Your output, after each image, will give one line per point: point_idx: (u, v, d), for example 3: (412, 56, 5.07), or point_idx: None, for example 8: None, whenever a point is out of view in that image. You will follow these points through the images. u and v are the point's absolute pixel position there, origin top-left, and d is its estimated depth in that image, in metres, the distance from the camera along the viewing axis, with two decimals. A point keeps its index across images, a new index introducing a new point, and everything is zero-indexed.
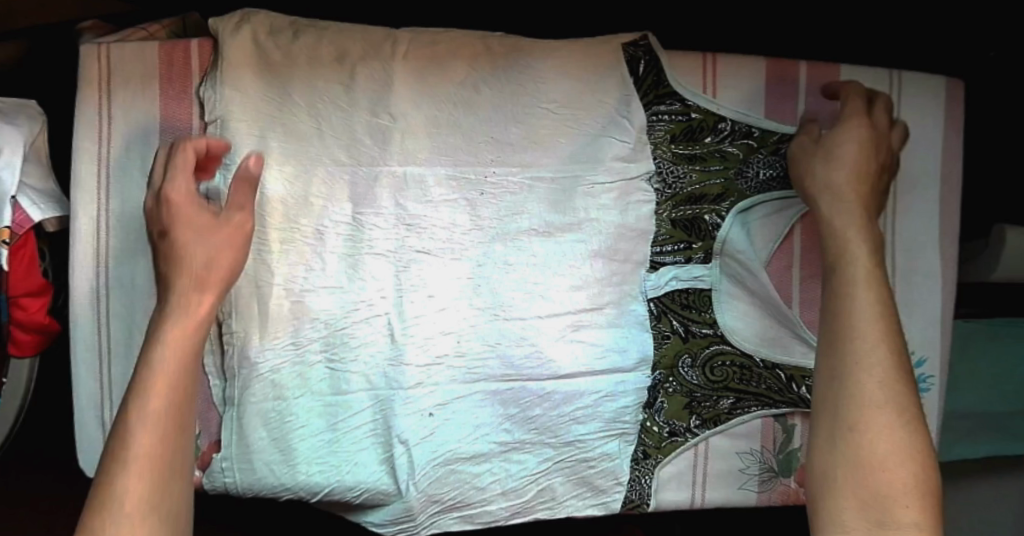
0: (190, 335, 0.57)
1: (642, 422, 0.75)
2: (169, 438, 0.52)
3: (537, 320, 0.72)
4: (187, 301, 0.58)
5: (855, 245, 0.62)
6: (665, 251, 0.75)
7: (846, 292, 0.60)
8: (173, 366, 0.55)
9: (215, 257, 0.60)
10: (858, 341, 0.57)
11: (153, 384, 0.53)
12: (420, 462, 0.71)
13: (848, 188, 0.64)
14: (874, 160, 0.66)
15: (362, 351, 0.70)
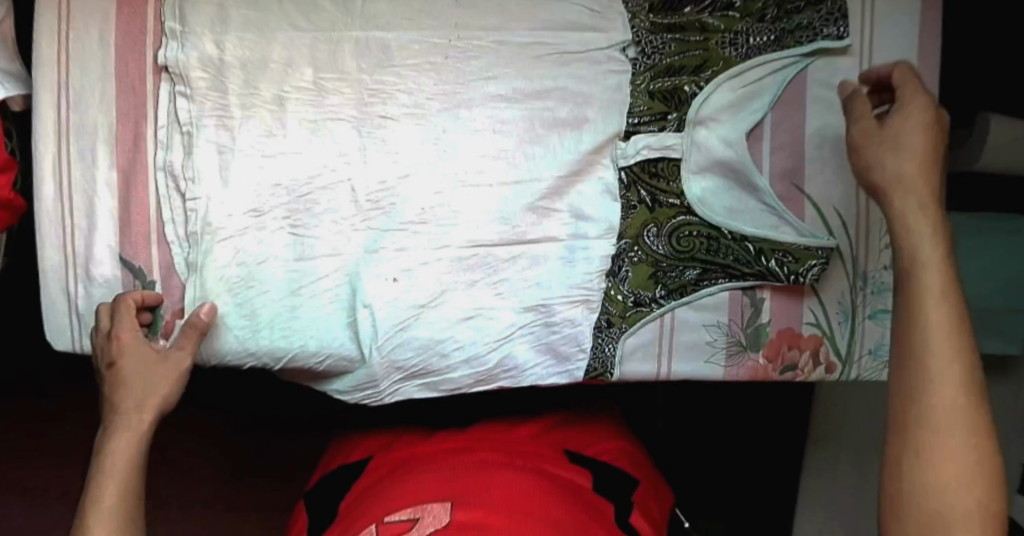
0: (138, 441, 0.67)
1: (607, 290, 0.74)
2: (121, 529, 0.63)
3: (504, 188, 0.71)
4: (130, 417, 0.67)
5: (923, 244, 0.55)
6: (642, 122, 0.73)
7: (914, 289, 0.54)
8: (120, 471, 0.65)
9: (154, 380, 0.69)
10: (925, 344, 0.52)
11: (107, 485, 0.64)
12: (385, 326, 0.72)
13: (919, 179, 0.58)
14: (939, 144, 0.60)
15: (325, 217, 0.71)
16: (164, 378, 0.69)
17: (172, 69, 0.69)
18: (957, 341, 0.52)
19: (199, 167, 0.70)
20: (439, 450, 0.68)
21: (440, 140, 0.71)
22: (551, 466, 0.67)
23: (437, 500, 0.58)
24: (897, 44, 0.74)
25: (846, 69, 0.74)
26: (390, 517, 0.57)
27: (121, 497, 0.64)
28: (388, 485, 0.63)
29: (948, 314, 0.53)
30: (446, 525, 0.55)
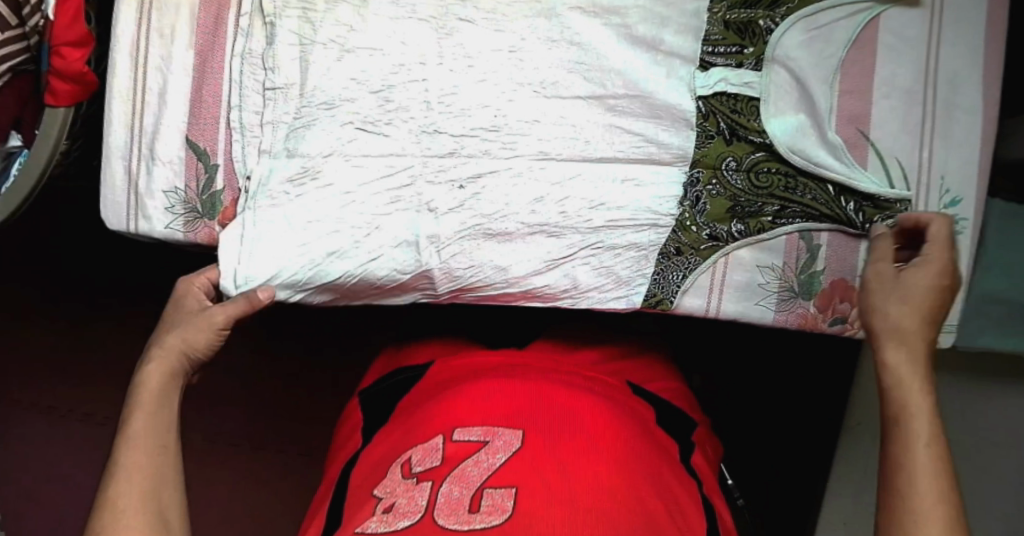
0: (165, 375, 0.65)
1: (682, 221, 0.74)
2: (154, 457, 0.60)
3: (576, 102, 0.72)
4: (161, 349, 0.66)
5: (913, 397, 0.58)
6: (717, 52, 0.73)
7: (905, 454, 0.56)
8: (153, 399, 0.63)
9: (185, 322, 0.68)
10: (911, 499, 0.54)
11: (136, 412, 0.62)
12: (449, 230, 0.72)
13: (918, 334, 0.62)
14: (940, 299, 0.65)
15: (397, 116, 0.71)
16: (199, 323, 0.67)
17: None
18: (945, 482, 0.54)
19: (281, 62, 0.72)
20: (482, 367, 0.69)
21: (517, 48, 0.71)
22: (610, 393, 0.67)
23: (509, 423, 0.60)
24: (969, 5, 0.78)
25: (917, 18, 0.79)
26: (459, 433, 0.60)
27: (152, 426, 0.62)
28: (448, 392, 0.65)
29: (935, 462, 0.55)
30: (515, 454, 0.57)
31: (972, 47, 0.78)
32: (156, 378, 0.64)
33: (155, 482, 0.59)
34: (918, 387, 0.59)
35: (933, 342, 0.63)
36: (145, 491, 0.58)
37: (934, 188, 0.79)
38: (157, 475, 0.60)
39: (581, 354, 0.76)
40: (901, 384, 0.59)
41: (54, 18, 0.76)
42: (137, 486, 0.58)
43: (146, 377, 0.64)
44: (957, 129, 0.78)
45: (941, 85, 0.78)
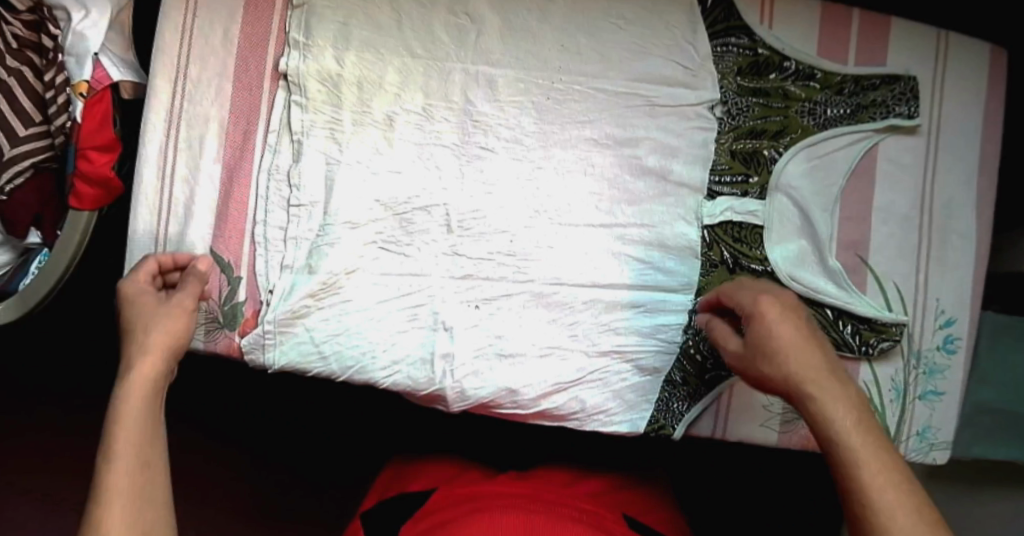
0: (137, 448, 0.55)
1: (686, 348, 0.76)
2: (139, 483, 0.53)
3: (588, 230, 0.74)
4: (143, 365, 0.59)
5: (862, 466, 0.52)
6: (724, 181, 0.76)
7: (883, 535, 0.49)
8: (128, 423, 0.56)
9: (158, 325, 0.62)
10: None
11: (118, 430, 0.55)
12: (463, 350, 0.75)
13: (826, 384, 0.57)
14: (800, 329, 0.61)
15: (418, 237, 0.74)
16: (168, 318, 0.63)
17: (290, 77, 0.73)
18: None
19: (305, 180, 0.74)
20: (500, 493, 0.71)
21: (535, 176, 0.74)
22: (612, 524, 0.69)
23: None
24: (962, 135, 0.81)
25: (914, 147, 0.80)
26: None
27: (135, 450, 0.54)
28: (461, 516, 0.66)
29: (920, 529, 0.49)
30: None
31: (967, 176, 0.81)
32: (128, 459, 0.54)
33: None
34: (876, 459, 0.52)
35: (841, 376, 0.58)
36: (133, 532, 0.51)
37: (931, 310, 0.82)
38: (148, 528, 0.52)
39: (580, 484, 0.77)
40: (842, 443, 0.54)
41: (82, 121, 0.78)
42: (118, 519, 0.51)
43: (114, 437, 0.55)
44: (950, 255, 0.82)
45: (936, 212, 0.81)
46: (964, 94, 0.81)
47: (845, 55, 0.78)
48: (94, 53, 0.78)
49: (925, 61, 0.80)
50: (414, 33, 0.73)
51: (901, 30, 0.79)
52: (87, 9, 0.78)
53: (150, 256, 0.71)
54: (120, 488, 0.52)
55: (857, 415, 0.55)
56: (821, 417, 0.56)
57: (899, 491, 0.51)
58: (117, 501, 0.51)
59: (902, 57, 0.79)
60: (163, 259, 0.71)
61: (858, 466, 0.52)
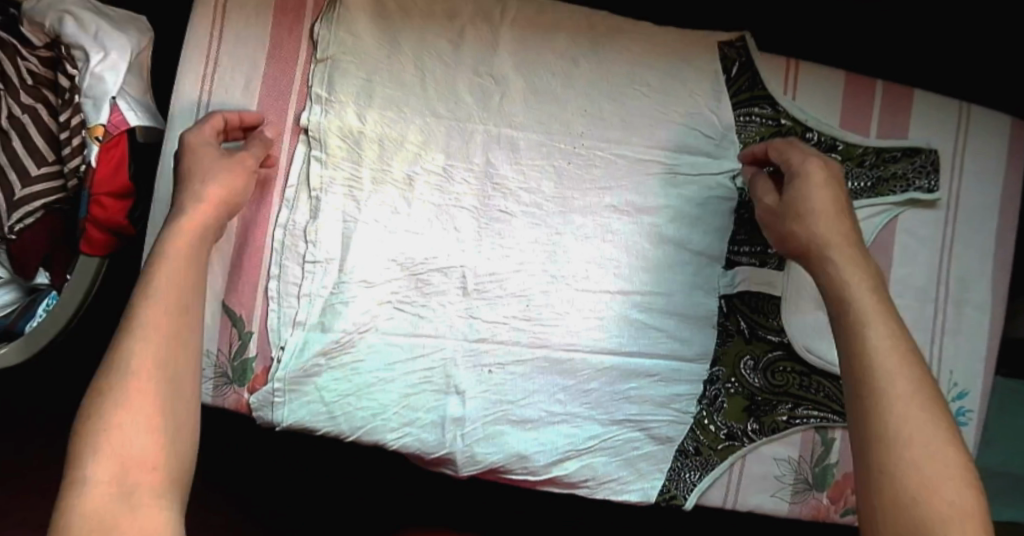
0: (162, 327, 0.57)
1: (701, 418, 0.76)
2: (168, 335, 0.57)
3: (605, 297, 0.73)
4: (172, 247, 0.61)
5: (880, 354, 0.57)
6: (742, 252, 0.75)
7: (884, 409, 0.55)
8: (166, 291, 0.59)
9: (214, 175, 0.65)
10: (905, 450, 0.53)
11: (156, 279, 0.59)
12: (475, 415, 0.74)
13: (852, 253, 0.63)
14: (843, 205, 0.65)
15: (434, 299, 0.73)
16: (225, 169, 0.66)
17: (311, 132, 0.72)
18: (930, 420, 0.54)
19: (320, 237, 0.73)
20: None
21: (554, 242, 0.73)
22: None
23: None
24: (981, 208, 0.80)
25: (933, 221, 0.79)
26: None
27: (168, 295, 0.59)
28: None
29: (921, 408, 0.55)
30: None
31: (983, 251, 0.80)
32: (152, 334, 0.56)
33: (168, 431, 0.54)
34: (895, 346, 0.57)
35: (860, 247, 0.64)
36: (157, 372, 0.55)
37: (943, 383, 0.81)
38: (173, 365, 0.56)
39: None
40: (866, 321, 0.59)
41: (95, 166, 0.76)
42: (148, 341, 0.56)
43: (140, 313, 0.57)
44: (966, 329, 0.81)
45: (953, 286, 0.80)
46: (985, 168, 0.79)
47: (866, 129, 0.77)
48: (111, 96, 0.76)
49: (947, 132, 0.78)
50: (437, 93, 0.72)
51: (924, 103, 0.77)
52: (106, 51, 0.77)
53: (212, 113, 0.70)
54: (145, 360, 0.55)
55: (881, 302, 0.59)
56: (846, 291, 0.61)
57: (909, 379, 0.56)
58: (144, 367, 0.55)
59: (923, 130, 0.77)
60: (229, 116, 0.70)
61: (873, 344, 0.58)
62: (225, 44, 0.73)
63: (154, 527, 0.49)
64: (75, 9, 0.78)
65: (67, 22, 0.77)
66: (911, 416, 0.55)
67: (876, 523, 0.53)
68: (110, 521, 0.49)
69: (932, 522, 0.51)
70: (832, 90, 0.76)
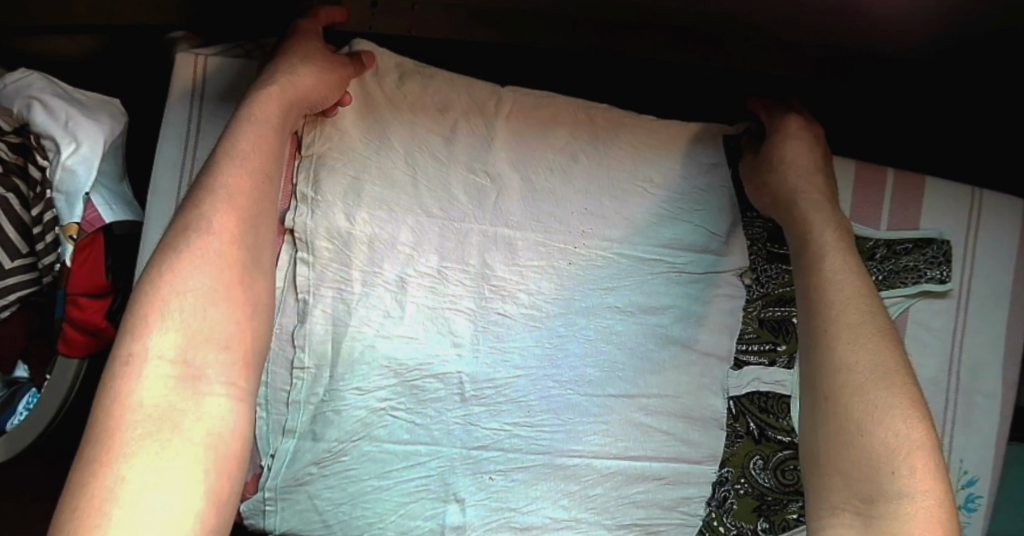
0: (248, 193, 0.50)
1: (709, 520, 0.73)
2: (256, 188, 0.51)
3: (609, 400, 0.71)
4: (259, 109, 0.55)
5: (837, 285, 0.56)
6: (751, 350, 0.72)
7: (831, 329, 0.53)
8: (260, 121, 0.54)
9: (309, 60, 0.60)
10: (850, 372, 0.51)
11: (245, 129, 0.53)
12: (475, 523, 0.71)
13: (821, 198, 0.62)
14: (819, 158, 0.65)
15: (429, 405, 0.70)
16: (316, 57, 0.61)
17: (297, 233, 0.68)
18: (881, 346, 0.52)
19: (310, 342, 0.69)
20: None
21: (553, 344, 0.70)
22: None
23: None
24: (991, 293, 0.79)
25: (943, 310, 0.78)
26: None
27: (255, 149, 0.53)
28: None
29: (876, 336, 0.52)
30: None
31: (993, 338, 0.79)
32: (235, 203, 0.49)
33: (252, 311, 0.47)
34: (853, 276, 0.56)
35: (831, 195, 0.63)
36: (241, 232, 0.48)
37: (952, 472, 0.81)
38: (254, 238, 0.49)
39: None
40: (820, 255, 0.58)
41: (70, 266, 0.72)
42: (227, 209, 0.48)
43: (226, 172, 0.50)
44: (977, 418, 0.80)
45: (963, 375, 0.79)
46: (996, 256, 0.78)
47: (876, 221, 0.77)
48: (85, 192, 0.73)
49: (958, 224, 0.77)
50: (430, 190, 0.69)
51: (935, 190, 0.77)
52: (78, 141, 0.74)
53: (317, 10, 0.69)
54: (231, 225, 0.48)
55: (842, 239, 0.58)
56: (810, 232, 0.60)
57: (865, 313, 0.54)
58: (228, 231, 0.48)
59: (936, 217, 0.77)
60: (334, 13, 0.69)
61: (828, 278, 0.56)
62: None
63: (220, 426, 0.42)
64: (44, 96, 0.75)
65: (35, 109, 0.74)
66: (866, 348, 0.52)
67: (820, 459, 0.49)
68: (173, 409, 0.41)
69: (877, 456, 0.47)
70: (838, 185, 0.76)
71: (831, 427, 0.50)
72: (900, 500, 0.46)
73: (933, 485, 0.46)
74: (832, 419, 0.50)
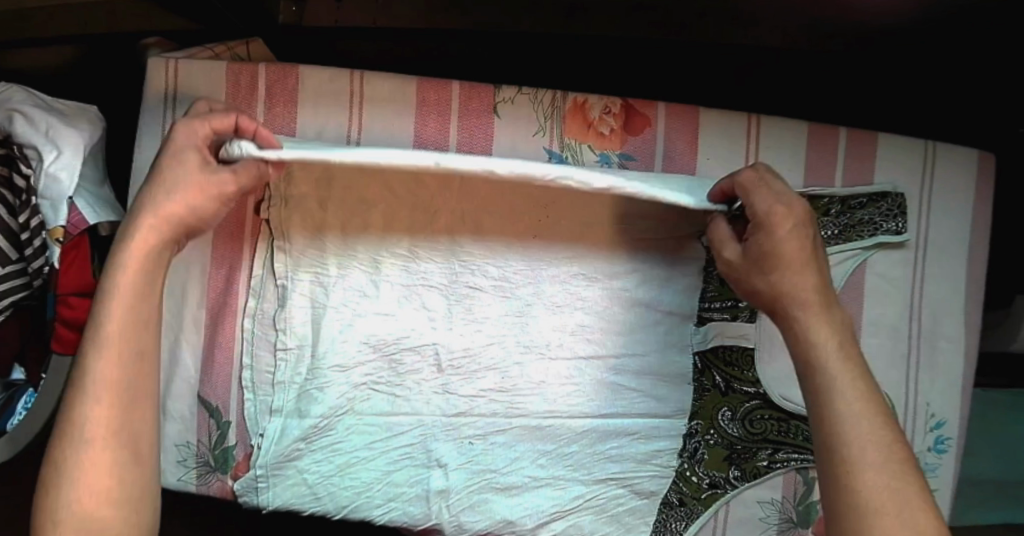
0: (121, 361, 0.58)
1: (682, 470, 0.77)
2: (129, 334, 0.58)
3: (580, 361, 0.75)
4: (121, 280, 0.58)
5: (853, 412, 0.55)
6: (713, 307, 0.75)
7: (854, 466, 0.53)
8: (131, 266, 0.58)
9: (183, 189, 0.60)
10: (875, 513, 0.52)
11: (118, 278, 0.58)
12: (458, 486, 0.74)
13: (820, 301, 0.59)
14: (811, 249, 0.60)
15: (409, 377, 0.74)
16: (200, 185, 0.60)
17: (272, 224, 0.72)
18: (903, 479, 0.53)
19: (292, 324, 0.73)
20: None
21: (524, 312, 0.74)
22: None
23: None
24: (949, 241, 0.82)
25: (901, 261, 0.81)
26: None
27: (127, 299, 0.58)
28: None
29: (893, 460, 0.53)
30: None
31: (954, 284, 0.82)
32: (111, 357, 0.57)
33: (119, 475, 0.56)
34: (864, 395, 0.55)
35: (829, 290, 0.60)
36: (124, 383, 0.58)
37: (921, 415, 0.83)
38: (140, 382, 0.59)
39: None
40: (830, 374, 0.56)
41: (59, 269, 0.76)
42: (110, 364, 0.57)
43: (107, 323, 0.57)
44: (941, 361, 0.83)
45: (925, 320, 0.82)
46: (954, 205, 0.81)
47: (831, 176, 0.79)
48: (69, 195, 0.76)
49: (913, 176, 0.80)
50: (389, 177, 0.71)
51: (888, 145, 0.80)
52: (60, 149, 0.77)
53: (230, 112, 0.63)
54: (111, 379, 0.57)
55: (847, 351, 0.57)
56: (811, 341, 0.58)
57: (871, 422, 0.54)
58: (107, 389, 0.57)
59: (887, 171, 0.80)
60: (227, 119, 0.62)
61: (834, 394, 0.55)
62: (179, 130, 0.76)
63: None
64: (23, 107, 0.78)
65: (17, 121, 0.76)
66: (881, 469, 0.53)
67: None
68: None
69: None
70: (795, 146, 0.78)
71: None
72: None
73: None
74: None
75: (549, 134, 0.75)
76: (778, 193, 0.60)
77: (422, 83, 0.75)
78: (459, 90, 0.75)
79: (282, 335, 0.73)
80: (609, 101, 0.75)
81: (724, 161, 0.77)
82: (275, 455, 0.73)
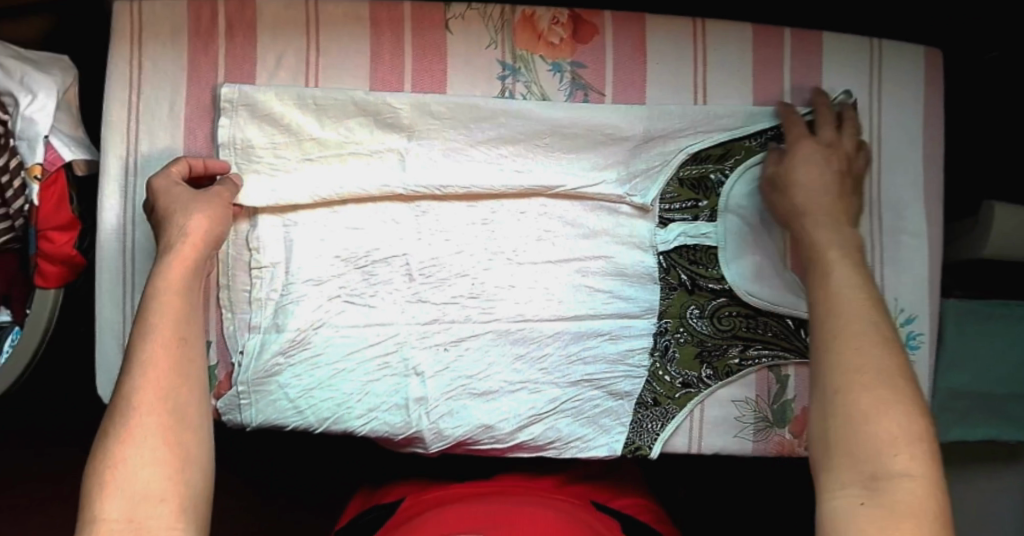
0: (169, 343, 0.60)
1: (655, 370, 0.78)
2: (181, 318, 0.61)
3: (547, 265, 0.77)
4: (173, 264, 0.64)
5: (843, 290, 0.61)
6: (674, 208, 0.78)
7: (837, 330, 0.58)
8: (173, 275, 0.64)
9: (195, 209, 0.68)
10: (850, 368, 0.56)
11: (160, 286, 0.63)
12: (436, 393, 0.76)
13: (836, 213, 0.69)
14: (831, 177, 0.72)
15: (381, 288, 0.76)
16: (205, 203, 0.68)
17: (237, 146, 0.74)
18: (882, 343, 0.57)
19: (265, 242, 0.75)
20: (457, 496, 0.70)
21: (490, 220, 0.76)
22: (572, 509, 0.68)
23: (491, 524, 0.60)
24: (903, 135, 0.83)
25: None
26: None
27: (175, 294, 0.63)
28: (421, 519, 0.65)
29: (878, 328, 0.58)
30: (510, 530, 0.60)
31: (914, 178, 0.83)
32: (162, 340, 0.60)
33: (168, 415, 0.56)
34: (860, 278, 0.62)
35: (849, 209, 0.71)
36: (173, 362, 0.59)
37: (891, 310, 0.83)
38: (189, 359, 0.60)
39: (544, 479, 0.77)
40: (828, 255, 0.65)
41: (36, 207, 0.78)
42: (160, 342, 0.59)
43: (154, 312, 0.61)
44: (905, 256, 0.83)
45: (886, 214, 0.83)
46: (904, 101, 0.83)
47: (780, 77, 0.80)
48: (43, 135, 0.78)
49: (861, 73, 0.82)
50: (345, 90, 0.75)
51: (836, 46, 0.81)
52: (34, 93, 0.79)
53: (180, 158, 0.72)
54: (159, 356, 0.59)
55: (847, 251, 0.65)
56: (817, 239, 0.67)
57: (863, 303, 0.60)
58: (158, 359, 0.59)
59: (836, 71, 0.81)
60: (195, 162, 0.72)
61: (835, 282, 0.62)
62: (144, 65, 0.76)
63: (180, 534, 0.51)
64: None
65: None
66: (861, 335, 0.57)
67: (829, 447, 0.54)
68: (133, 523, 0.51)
69: (880, 443, 0.52)
70: (742, 51, 0.79)
71: (835, 416, 0.55)
72: (902, 479, 0.50)
73: (930, 465, 0.51)
74: (839, 403, 0.55)
75: (501, 47, 0.77)
76: (814, 135, 0.75)
77: (377, 9, 0.77)
78: (412, 10, 0.77)
79: (255, 253, 0.75)
80: (557, 12, 0.78)
81: (673, 66, 0.79)
82: (255, 371, 0.75)
